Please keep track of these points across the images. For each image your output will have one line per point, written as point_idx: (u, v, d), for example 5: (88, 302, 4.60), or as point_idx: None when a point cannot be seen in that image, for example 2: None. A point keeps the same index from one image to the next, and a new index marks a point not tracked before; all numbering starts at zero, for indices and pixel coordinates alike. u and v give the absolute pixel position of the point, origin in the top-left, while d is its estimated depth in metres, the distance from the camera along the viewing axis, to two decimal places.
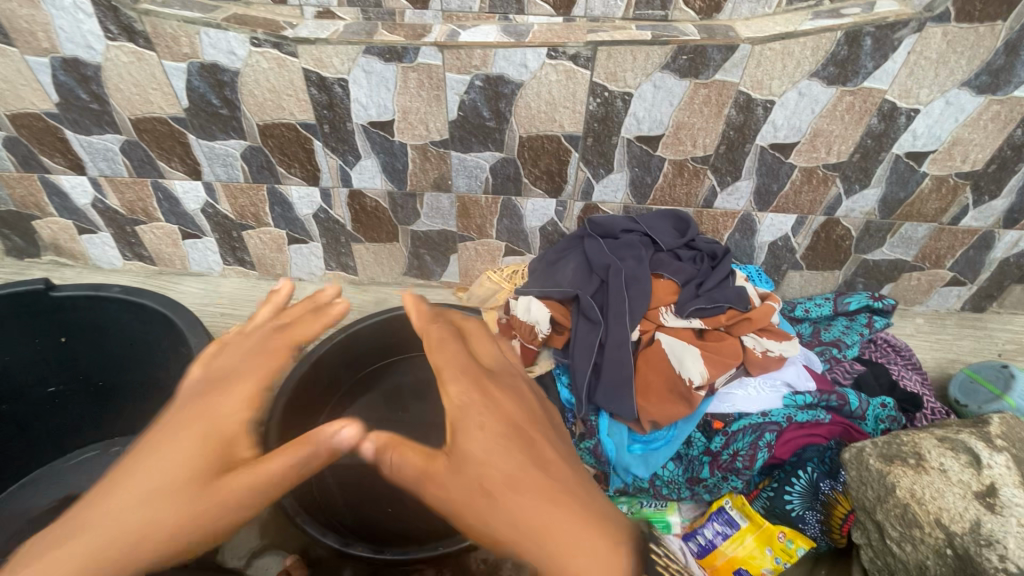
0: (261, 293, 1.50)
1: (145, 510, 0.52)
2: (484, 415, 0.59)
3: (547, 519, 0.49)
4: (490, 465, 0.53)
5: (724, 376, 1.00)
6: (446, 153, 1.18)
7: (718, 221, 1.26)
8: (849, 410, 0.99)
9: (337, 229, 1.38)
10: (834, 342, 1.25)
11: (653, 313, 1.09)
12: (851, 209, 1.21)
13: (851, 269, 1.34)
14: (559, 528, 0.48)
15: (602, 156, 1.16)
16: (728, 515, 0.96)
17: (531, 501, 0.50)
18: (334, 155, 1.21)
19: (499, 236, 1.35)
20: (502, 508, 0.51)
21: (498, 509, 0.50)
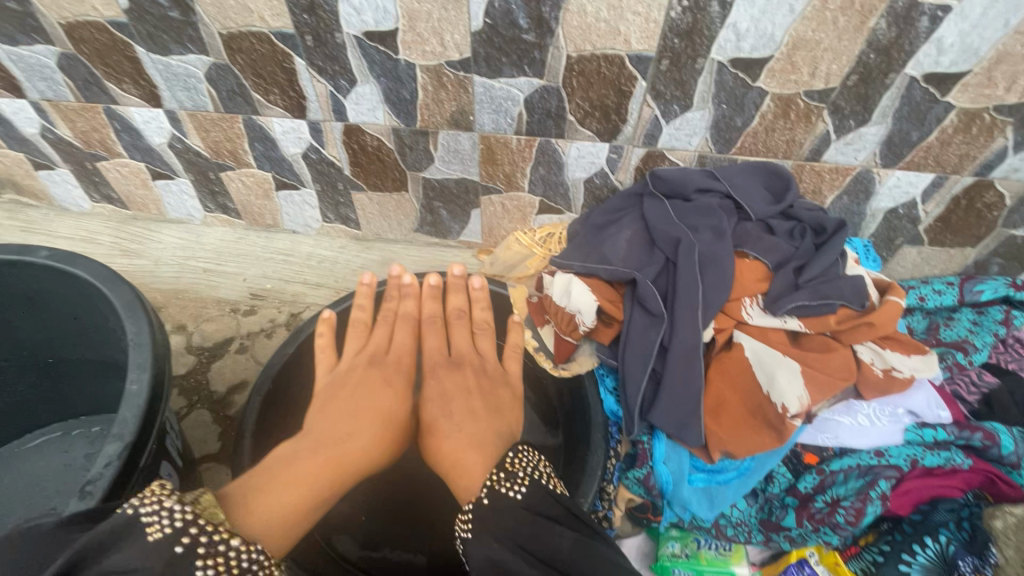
0: (249, 247, 1.28)
1: (304, 462, 0.68)
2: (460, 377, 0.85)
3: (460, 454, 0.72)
4: (430, 406, 0.81)
5: (829, 401, 0.75)
6: (468, 78, 0.89)
7: (823, 179, 0.95)
8: (998, 454, 0.74)
9: (333, 173, 1.12)
10: (957, 344, 0.97)
11: (733, 306, 0.82)
12: (1017, 168, 0.89)
13: (989, 247, 1.03)
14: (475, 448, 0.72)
15: (679, 87, 0.84)
16: (812, 571, 0.75)
17: (457, 435, 0.75)
18: (322, 77, 0.92)
19: (532, 189, 1.07)
20: (440, 430, 0.76)
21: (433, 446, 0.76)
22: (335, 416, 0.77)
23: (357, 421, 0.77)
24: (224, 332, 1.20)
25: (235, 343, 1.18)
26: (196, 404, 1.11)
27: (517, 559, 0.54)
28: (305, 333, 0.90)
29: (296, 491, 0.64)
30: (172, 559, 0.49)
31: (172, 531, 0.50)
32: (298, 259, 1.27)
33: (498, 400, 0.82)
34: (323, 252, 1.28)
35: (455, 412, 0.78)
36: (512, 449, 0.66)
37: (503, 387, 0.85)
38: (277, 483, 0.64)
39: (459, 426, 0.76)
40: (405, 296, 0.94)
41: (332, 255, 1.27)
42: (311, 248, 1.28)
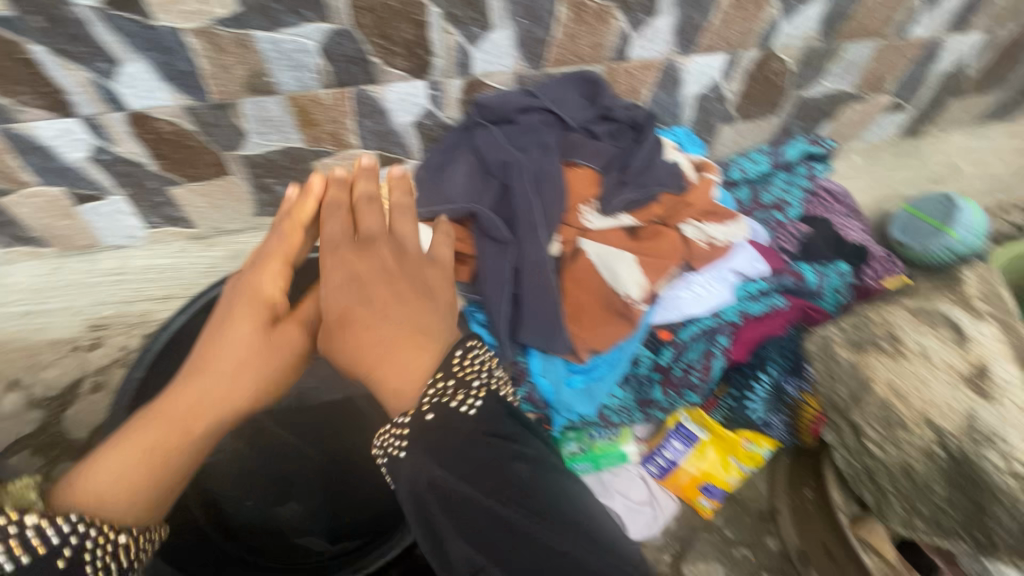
0: (70, 276, 1.13)
1: (173, 399, 0.63)
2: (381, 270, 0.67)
3: (384, 348, 0.60)
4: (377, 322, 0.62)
5: (665, 280, 0.82)
6: (248, 36, 0.80)
7: (635, 77, 0.99)
8: (808, 289, 0.86)
9: (137, 171, 0.99)
10: (775, 205, 1.10)
11: (573, 215, 0.86)
12: (789, 35, 0.98)
13: (788, 111, 1.14)
14: (391, 361, 0.59)
15: (472, 7, 0.82)
16: (686, 430, 0.85)
17: (383, 326, 0.61)
18: (75, 64, 0.80)
19: (365, 143, 1.02)
20: (351, 341, 0.61)
21: (346, 337, 0.62)
22: (210, 332, 0.67)
23: (239, 329, 0.66)
24: (71, 373, 1.08)
25: (87, 382, 1.07)
26: (59, 458, 1.01)
27: (469, 487, 0.50)
28: (153, 352, 0.81)
29: (167, 436, 0.60)
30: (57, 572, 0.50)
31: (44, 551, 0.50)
32: (135, 275, 1.14)
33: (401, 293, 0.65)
34: (161, 260, 1.15)
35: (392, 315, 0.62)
36: (463, 347, 0.59)
37: (427, 265, 0.70)
38: (131, 447, 0.59)
39: (385, 315, 0.62)
40: (312, 197, 0.74)
41: (172, 261, 1.15)
42: (146, 259, 1.15)
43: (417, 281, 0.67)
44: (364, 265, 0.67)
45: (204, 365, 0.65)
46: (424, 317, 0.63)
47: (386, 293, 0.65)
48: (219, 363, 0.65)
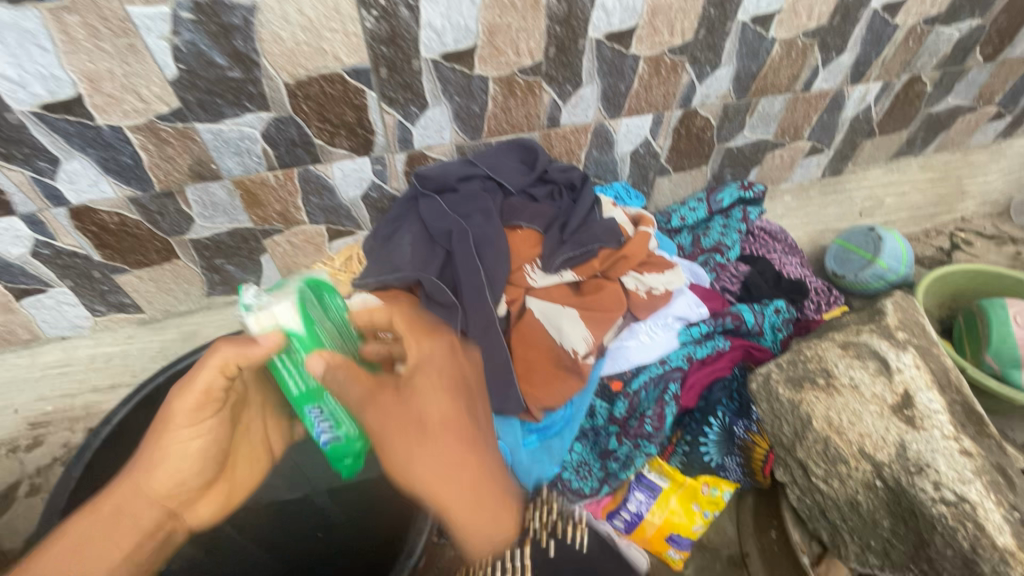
0: (6, 373, 1.07)
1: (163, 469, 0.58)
2: (440, 370, 0.57)
3: (410, 427, 0.52)
4: (438, 413, 0.54)
5: (612, 332, 0.85)
6: (190, 128, 0.83)
7: (570, 141, 1.05)
8: (747, 329, 0.90)
9: (82, 263, 0.98)
10: (715, 248, 1.15)
11: (518, 275, 0.88)
12: (707, 94, 1.06)
13: (717, 161, 1.21)
14: (481, 506, 0.52)
15: (407, 89, 0.88)
16: (648, 480, 0.84)
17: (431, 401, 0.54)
18: (14, 165, 0.81)
19: (313, 219, 1.04)
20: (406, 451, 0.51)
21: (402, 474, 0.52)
22: (161, 423, 0.58)
23: (178, 427, 0.58)
24: (6, 479, 1.00)
25: (24, 486, 0.99)
26: None
27: None
28: (94, 448, 0.73)
29: (91, 562, 0.54)
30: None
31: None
32: (77, 367, 1.09)
33: (450, 377, 0.58)
34: (108, 348, 1.11)
35: (444, 403, 0.54)
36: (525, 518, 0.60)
37: (473, 411, 0.57)
38: (68, 544, 0.54)
39: (432, 386, 0.55)
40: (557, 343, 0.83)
41: (120, 349, 1.11)
42: (91, 349, 1.10)
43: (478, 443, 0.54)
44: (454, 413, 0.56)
45: (148, 455, 0.58)
46: (435, 361, 0.59)
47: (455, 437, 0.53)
48: (163, 455, 0.58)
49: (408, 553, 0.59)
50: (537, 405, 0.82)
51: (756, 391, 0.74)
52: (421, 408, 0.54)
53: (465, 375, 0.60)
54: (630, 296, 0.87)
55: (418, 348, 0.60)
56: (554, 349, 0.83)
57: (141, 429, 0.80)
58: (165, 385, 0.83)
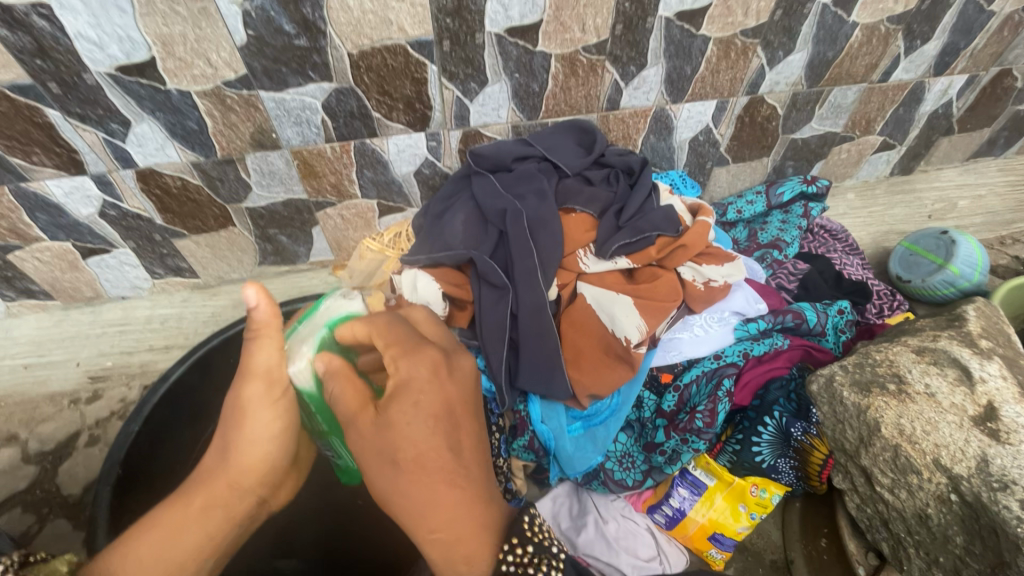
0: (71, 328, 1.12)
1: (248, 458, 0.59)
2: (423, 397, 0.51)
3: (382, 456, 0.50)
4: (413, 448, 0.49)
5: (666, 323, 0.82)
6: (254, 96, 0.84)
7: (628, 124, 1.02)
8: (808, 328, 0.88)
9: (144, 226, 1.01)
10: (773, 244, 1.08)
11: (570, 260, 0.87)
12: (776, 81, 1.01)
13: (780, 153, 1.16)
14: (456, 545, 0.49)
15: (468, 64, 0.87)
16: (692, 477, 0.83)
17: (403, 438, 0.49)
18: (89, 125, 0.83)
19: (365, 193, 1.04)
20: (385, 484, 0.50)
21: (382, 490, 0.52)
22: (235, 415, 0.60)
23: (258, 411, 0.59)
24: (67, 429, 1.04)
25: (83, 436, 1.03)
26: (48, 516, 0.95)
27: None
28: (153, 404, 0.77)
29: (181, 544, 0.55)
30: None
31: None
32: (136, 326, 1.13)
33: (437, 408, 0.51)
34: (164, 310, 1.14)
35: (420, 437, 0.50)
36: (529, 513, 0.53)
37: (459, 444, 0.51)
38: (160, 534, 0.54)
39: (409, 420, 0.50)
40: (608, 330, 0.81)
41: (175, 311, 1.14)
42: (149, 310, 1.14)
43: (458, 485, 0.50)
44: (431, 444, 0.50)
45: (233, 446, 0.59)
46: (417, 385, 0.52)
47: (435, 472, 0.50)
48: (249, 439, 0.59)
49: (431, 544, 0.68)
50: (585, 392, 0.80)
51: (816, 391, 0.71)
52: (394, 443, 0.49)
53: (455, 399, 0.53)
54: (686, 287, 0.84)
55: (401, 366, 0.52)
56: (604, 336, 0.81)
57: (194, 386, 0.84)
58: (217, 348, 0.85)
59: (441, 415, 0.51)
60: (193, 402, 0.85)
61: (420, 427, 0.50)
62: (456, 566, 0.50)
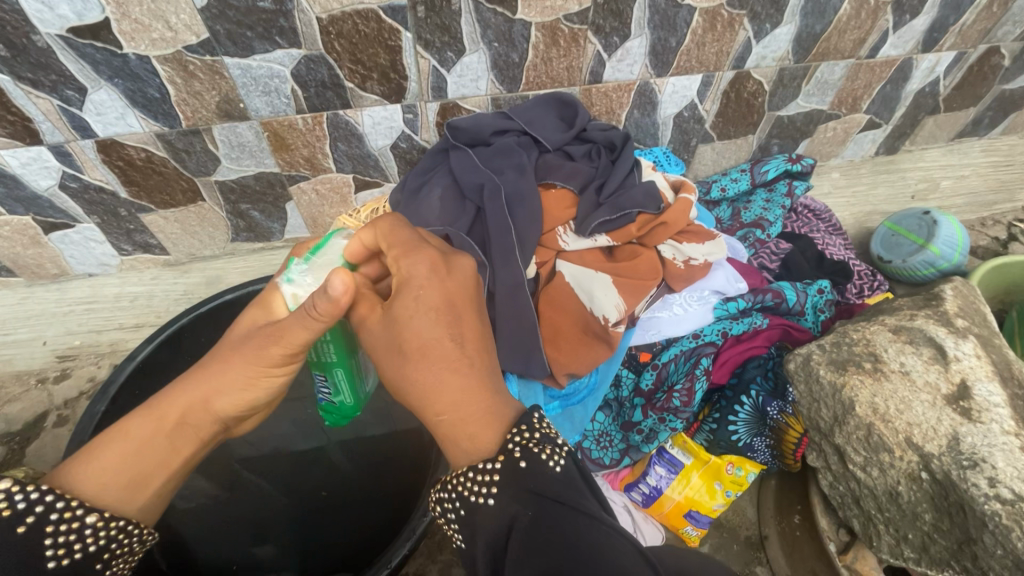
0: (36, 306, 1.08)
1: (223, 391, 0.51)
2: (425, 286, 0.49)
3: (390, 349, 0.49)
4: (420, 337, 0.48)
5: (645, 302, 0.81)
6: (218, 62, 0.80)
7: (611, 99, 0.99)
8: (787, 308, 0.88)
9: (108, 200, 0.97)
10: (756, 223, 1.07)
11: (549, 237, 0.85)
12: (763, 55, 0.99)
13: (766, 130, 1.14)
14: (461, 425, 0.46)
15: (444, 31, 0.83)
16: (670, 455, 0.83)
17: (405, 326, 0.48)
18: (41, 92, 0.79)
19: (340, 167, 1.01)
20: (396, 372, 0.49)
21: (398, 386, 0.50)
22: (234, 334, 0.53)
23: (245, 364, 0.50)
24: (34, 409, 1.00)
25: (52, 416, 0.99)
26: None
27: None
28: (119, 383, 0.71)
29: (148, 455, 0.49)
30: (11, 541, 0.42)
31: (11, 512, 0.42)
32: (104, 304, 1.09)
33: (439, 299, 0.49)
34: (134, 288, 1.11)
35: (424, 326, 0.48)
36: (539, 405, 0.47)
37: (465, 333, 0.49)
38: (129, 445, 0.49)
39: (411, 308, 0.48)
40: (585, 307, 0.80)
41: (146, 288, 1.11)
42: (118, 287, 1.11)
43: (466, 371, 0.47)
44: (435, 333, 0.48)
45: (210, 373, 0.51)
46: (417, 276, 0.50)
47: (440, 361, 0.47)
48: (226, 377, 0.51)
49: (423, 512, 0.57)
50: (562, 370, 0.78)
51: (794, 371, 0.71)
52: (400, 332, 0.48)
53: (458, 291, 0.50)
54: (666, 266, 0.83)
55: (401, 263, 0.50)
56: (581, 315, 0.80)
57: (165, 365, 0.79)
58: (188, 326, 0.79)
59: (444, 306, 0.49)
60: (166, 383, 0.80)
61: (422, 316, 0.48)
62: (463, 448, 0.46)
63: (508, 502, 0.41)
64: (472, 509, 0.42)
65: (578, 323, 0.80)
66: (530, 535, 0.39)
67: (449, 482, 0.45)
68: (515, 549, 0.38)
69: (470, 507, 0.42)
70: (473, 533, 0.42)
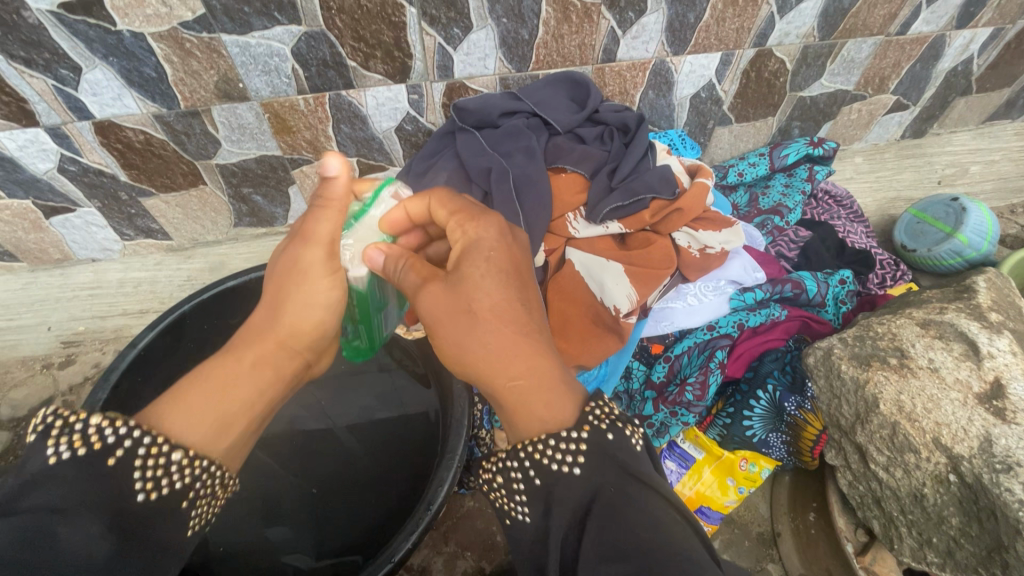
0: (40, 290, 1.07)
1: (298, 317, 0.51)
2: (493, 251, 0.48)
3: (455, 311, 0.46)
4: (489, 299, 0.45)
5: (658, 292, 0.78)
6: (216, 40, 0.77)
7: (625, 79, 0.95)
8: (807, 299, 0.84)
9: (108, 184, 0.95)
10: (774, 210, 1.03)
11: (559, 224, 0.82)
12: (787, 32, 0.94)
13: (786, 112, 1.09)
14: (533, 394, 0.43)
15: (451, 7, 0.79)
16: (681, 450, 0.81)
17: (476, 286, 0.46)
18: (35, 71, 0.76)
19: (343, 150, 0.98)
20: (462, 337, 0.45)
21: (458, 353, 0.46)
22: (283, 275, 0.52)
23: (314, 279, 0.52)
24: (39, 394, 0.99)
25: (57, 402, 0.98)
26: None
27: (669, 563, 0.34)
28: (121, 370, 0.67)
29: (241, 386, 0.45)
30: (100, 476, 0.35)
31: (100, 446, 0.36)
32: (108, 289, 1.08)
33: (508, 265, 0.48)
34: (137, 273, 1.10)
35: (494, 289, 0.46)
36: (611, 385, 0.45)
37: (531, 299, 0.48)
38: (216, 385, 0.44)
39: (482, 271, 0.47)
40: (597, 296, 0.77)
41: (149, 274, 1.09)
42: (121, 272, 1.10)
43: (536, 336, 0.45)
44: (504, 297, 0.46)
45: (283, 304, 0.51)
46: (484, 242, 0.49)
47: (510, 323, 0.45)
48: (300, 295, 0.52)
49: (428, 502, 0.53)
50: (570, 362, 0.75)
51: (811, 363, 0.69)
52: (470, 293, 0.46)
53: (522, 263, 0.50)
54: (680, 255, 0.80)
55: (468, 231, 0.50)
56: (592, 304, 0.77)
57: (165, 355, 0.75)
58: (189, 315, 0.75)
59: (511, 271, 0.48)
60: (170, 373, 0.76)
61: (491, 279, 0.46)
62: (532, 418, 0.42)
63: (594, 473, 0.38)
64: (553, 480, 0.39)
65: (588, 313, 0.77)
66: (612, 509, 0.36)
67: (519, 450, 0.41)
68: (603, 523, 0.36)
69: (546, 474, 0.39)
70: (548, 506, 0.39)
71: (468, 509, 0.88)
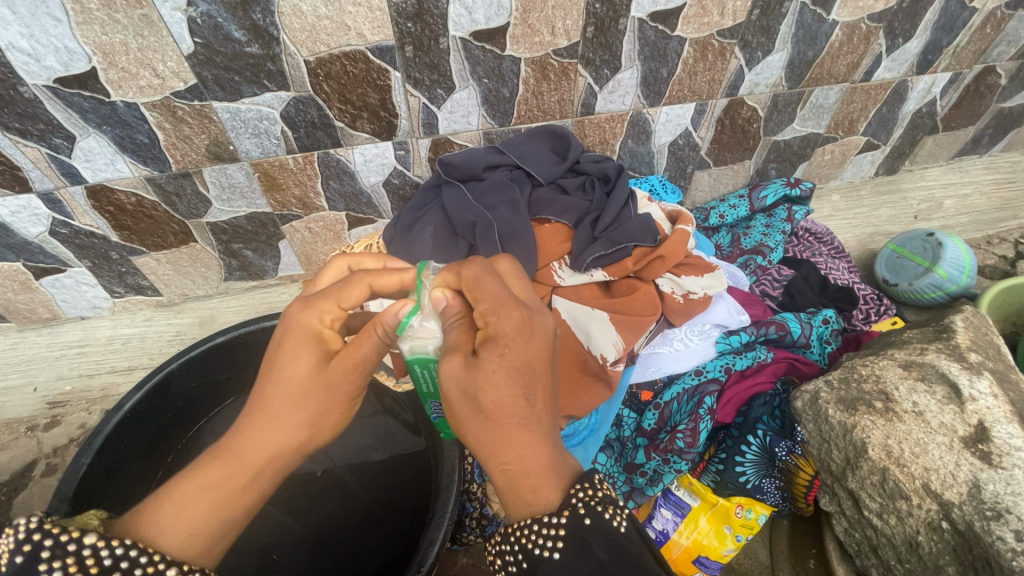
0: (28, 349, 1.07)
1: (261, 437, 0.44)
2: (507, 345, 0.42)
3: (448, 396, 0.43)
4: (496, 396, 0.40)
5: (644, 337, 0.79)
6: (207, 107, 0.80)
7: (604, 130, 0.99)
8: (791, 341, 0.86)
9: (99, 244, 0.96)
10: (756, 250, 1.05)
11: (544, 273, 0.83)
12: (756, 83, 0.98)
13: (763, 155, 1.13)
14: (520, 481, 0.41)
15: (434, 70, 0.83)
16: (676, 497, 0.80)
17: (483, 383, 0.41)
18: (30, 141, 0.78)
19: (332, 205, 1.00)
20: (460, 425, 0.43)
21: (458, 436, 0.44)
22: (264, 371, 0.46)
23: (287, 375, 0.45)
24: (21, 458, 0.97)
25: (40, 466, 0.96)
26: None
27: None
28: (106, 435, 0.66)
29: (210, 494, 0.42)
30: None
31: (96, 569, 0.36)
32: (97, 347, 1.08)
33: (522, 360, 0.42)
34: (125, 330, 1.09)
35: (502, 389, 0.40)
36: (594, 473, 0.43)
37: (531, 389, 0.42)
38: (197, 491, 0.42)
39: (497, 367, 0.41)
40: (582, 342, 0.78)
41: (139, 330, 1.09)
42: (110, 329, 1.10)
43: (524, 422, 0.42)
44: (506, 399, 0.41)
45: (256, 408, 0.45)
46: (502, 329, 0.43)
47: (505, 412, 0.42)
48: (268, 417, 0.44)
49: (419, 562, 0.51)
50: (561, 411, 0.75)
51: (800, 406, 0.68)
52: (473, 391, 0.41)
53: (539, 356, 0.42)
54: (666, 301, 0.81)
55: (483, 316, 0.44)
56: (578, 350, 0.77)
57: (151, 415, 0.74)
58: (178, 373, 0.75)
59: (531, 373, 0.42)
60: (155, 435, 0.75)
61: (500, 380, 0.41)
62: (522, 497, 0.41)
63: (574, 561, 0.39)
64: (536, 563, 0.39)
65: (575, 361, 0.77)
66: None
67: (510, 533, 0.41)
68: None
69: (532, 560, 0.40)
70: None
71: (462, 566, 0.86)
